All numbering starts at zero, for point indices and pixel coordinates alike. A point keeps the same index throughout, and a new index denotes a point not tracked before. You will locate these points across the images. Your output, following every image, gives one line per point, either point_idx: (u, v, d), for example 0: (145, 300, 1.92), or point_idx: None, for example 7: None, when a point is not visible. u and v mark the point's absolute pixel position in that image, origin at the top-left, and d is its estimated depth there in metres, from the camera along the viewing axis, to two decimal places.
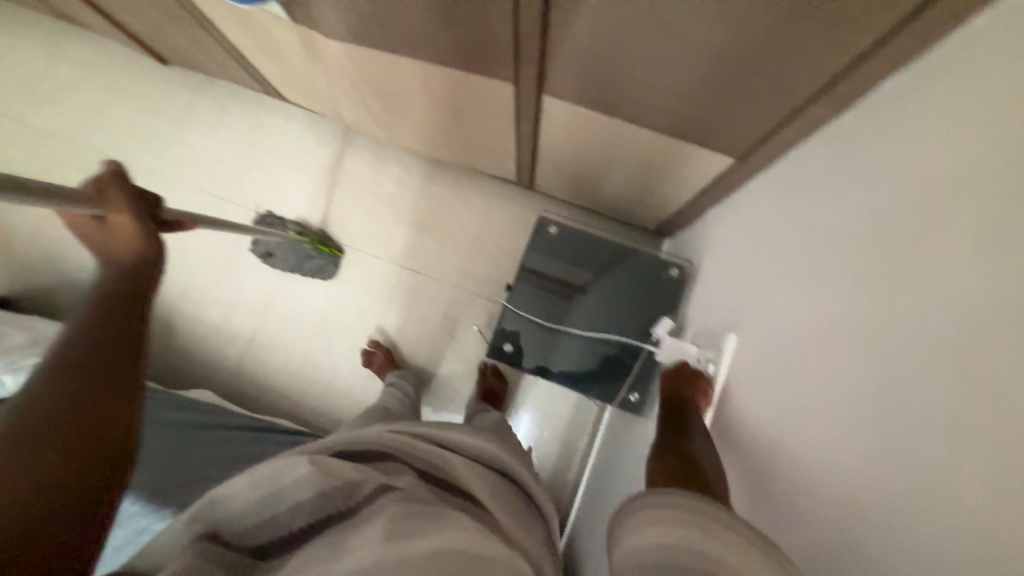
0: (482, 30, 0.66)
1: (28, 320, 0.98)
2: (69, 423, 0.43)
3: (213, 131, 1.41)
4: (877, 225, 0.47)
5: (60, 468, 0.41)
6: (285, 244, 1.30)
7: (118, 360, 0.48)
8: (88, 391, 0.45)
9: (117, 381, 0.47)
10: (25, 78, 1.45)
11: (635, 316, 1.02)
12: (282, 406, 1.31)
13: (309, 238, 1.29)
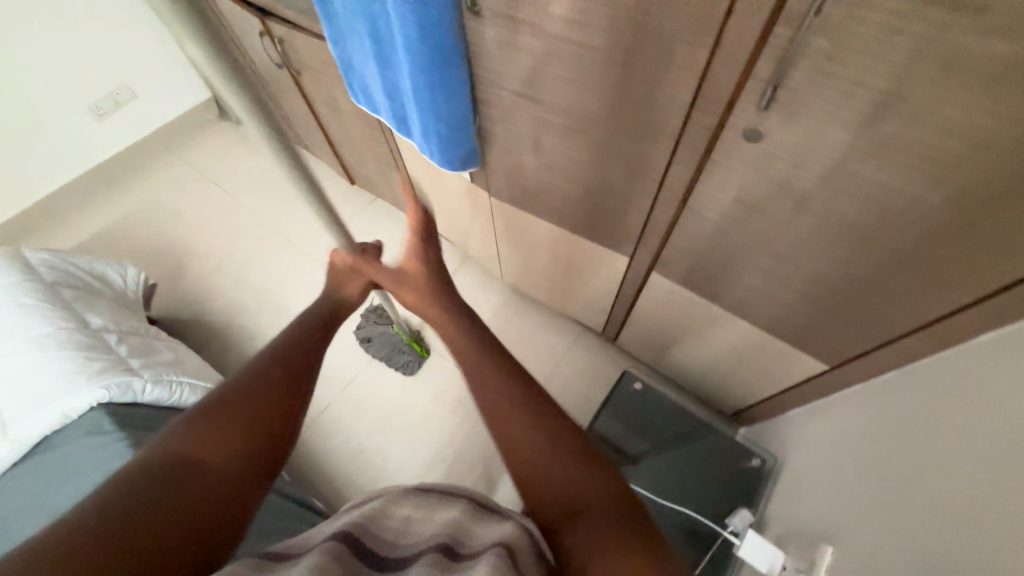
0: (619, 219, 0.85)
1: (175, 345, 1.13)
2: (248, 401, 0.49)
3: (362, 234, 1.75)
4: (986, 466, 0.49)
5: (225, 441, 0.46)
6: (386, 335, 1.45)
7: (301, 360, 0.56)
8: (270, 379, 0.52)
9: (293, 374, 0.54)
10: (252, 172, 1.97)
11: (706, 495, 0.99)
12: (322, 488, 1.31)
13: (408, 334, 1.44)
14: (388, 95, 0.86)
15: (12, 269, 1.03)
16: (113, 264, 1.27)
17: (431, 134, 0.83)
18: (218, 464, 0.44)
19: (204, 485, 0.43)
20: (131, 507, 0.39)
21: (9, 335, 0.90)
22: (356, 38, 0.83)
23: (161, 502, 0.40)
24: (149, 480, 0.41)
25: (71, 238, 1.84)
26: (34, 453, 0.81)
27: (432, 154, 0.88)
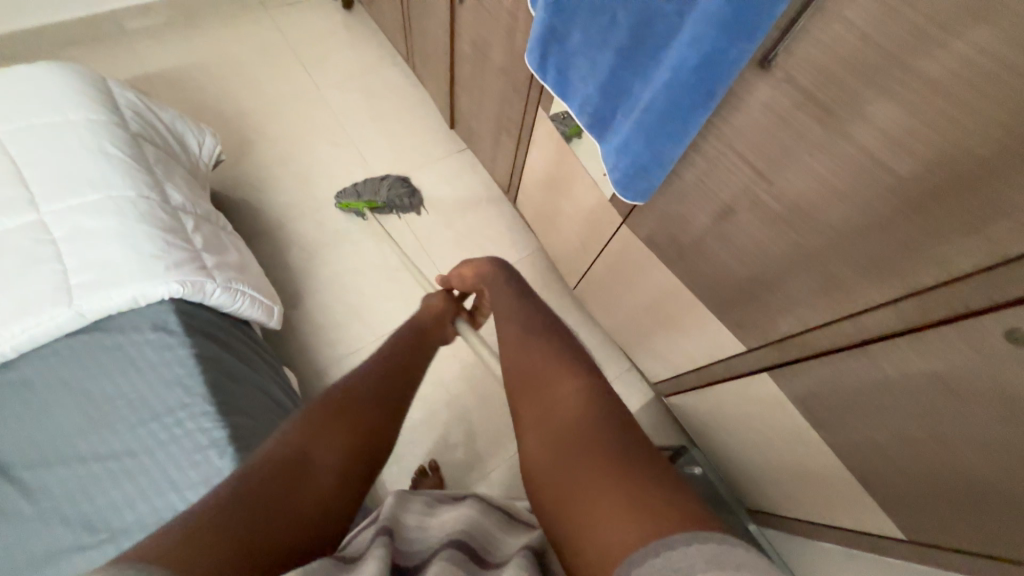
0: (767, 314, 0.79)
1: (240, 243, 1.05)
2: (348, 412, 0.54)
3: (440, 182, 1.64)
4: None
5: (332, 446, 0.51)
6: (377, 187, 1.53)
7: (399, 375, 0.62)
8: (369, 391, 0.58)
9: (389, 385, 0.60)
10: (345, 67, 1.80)
11: None
12: None
13: (364, 204, 1.50)
14: (601, 93, 0.73)
15: (101, 106, 0.92)
16: (193, 128, 1.14)
17: (626, 155, 0.73)
18: (312, 481, 0.48)
19: (309, 498, 0.47)
20: (258, 503, 0.44)
21: (90, 188, 0.80)
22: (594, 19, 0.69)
23: (287, 496, 0.46)
24: (257, 495, 0.45)
25: (134, 65, 1.67)
26: (91, 329, 0.73)
27: (610, 172, 0.78)
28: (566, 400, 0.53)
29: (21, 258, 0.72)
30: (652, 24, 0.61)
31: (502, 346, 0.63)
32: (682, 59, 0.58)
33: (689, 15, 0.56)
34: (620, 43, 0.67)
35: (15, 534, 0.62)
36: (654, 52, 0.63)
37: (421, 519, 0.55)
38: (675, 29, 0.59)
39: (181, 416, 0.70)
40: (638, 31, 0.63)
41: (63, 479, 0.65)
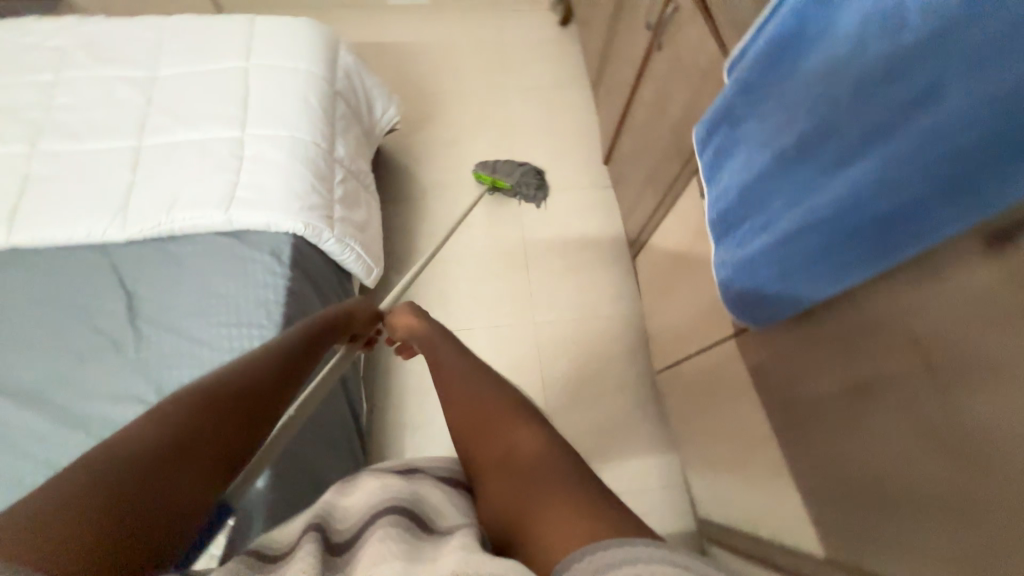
0: (869, 540, 0.59)
1: (372, 204, 1.17)
2: (254, 391, 0.51)
3: (572, 210, 1.61)
4: None
5: (221, 413, 0.47)
6: (510, 171, 1.61)
7: (299, 359, 0.61)
8: (272, 369, 0.56)
9: (286, 367, 0.58)
10: (535, 78, 1.89)
11: None
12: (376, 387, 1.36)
13: (491, 182, 1.58)
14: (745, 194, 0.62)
15: (322, 62, 1.10)
16: (383, 97, 1.30)
17: (754, 272, 0.62)
18: (203, 438, 0.43)
19: (200, 461, 0.42)
20: (145, 458, 0.38)
21: (282, 126, 0.96)
22: (764, 112, 0.58)
23: (182, 448, 0.41)
24: (148, 451, 0.39)
25: (371, 31, 1.96)
26: (230, 235, 0.87)
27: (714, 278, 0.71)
28: (511, 433, 0.55)
29: (215, 163, 0.90)
30: (813, 153, 0.51)
31: (453, 388, 0.65)
32: (838, 209, 0.48)
33: (864, 163, 0.45)
34: (770, 154, 0.57)
35: (110, 367, 0.77)
36: (804, 183, 0.53)
37: (351, 497, 0.48)
38: (838, 170, 0.48)
39: (251, 334, 0.81)
40: (795, 152, 0.54)
41: (159, 341, 0.79)
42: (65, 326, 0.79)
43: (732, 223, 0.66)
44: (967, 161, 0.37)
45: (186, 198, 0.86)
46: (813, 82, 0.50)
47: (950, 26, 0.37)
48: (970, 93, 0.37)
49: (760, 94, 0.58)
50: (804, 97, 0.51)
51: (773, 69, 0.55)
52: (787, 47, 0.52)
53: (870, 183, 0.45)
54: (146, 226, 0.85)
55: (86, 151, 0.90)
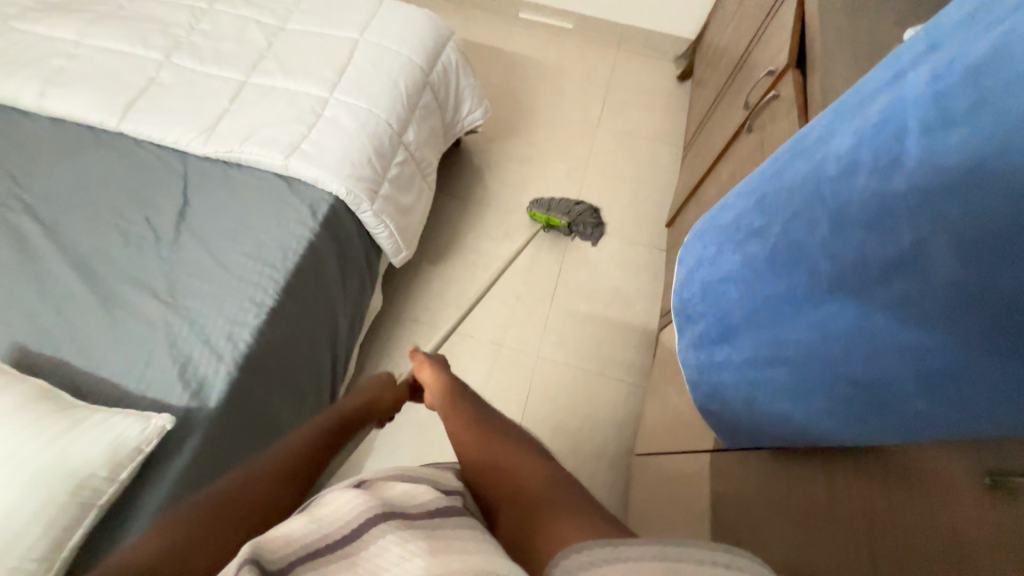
0: None
1: (424, 192, 1.23)
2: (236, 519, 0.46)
3: (616, 261, 1.57)
4: None
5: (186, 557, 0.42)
6: (568, 210, 1.56)
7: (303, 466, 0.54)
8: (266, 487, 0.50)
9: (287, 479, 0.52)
10: (630, 123, 1.87)
11: None
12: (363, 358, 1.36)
13: (547, 220, 1.55)
14: (715, 293, 0.59)
15: (425, 53, 1.17)
16: (473, 99, 1.36)
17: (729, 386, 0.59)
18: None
19: None
20: None
21: (366, 99, 1.04)
22: (744, 214, 0.55)
23: None
24: None
25: (493, 37, 2.04)
26: (283, 178, 0.96)
27: (682, 365, 0.70)
28: (512, 463, 0.53)
29: (297, 113, 0.99)
30: (783, 276, 0.48)
31: (454, 432, 0.61)
32: (809, 347, 0.46)
33: (838, 307, 0.42)
34: (744, 258, 0.54)
35: (142, 255, 0.87)
36: (772, 303, 0.50)
37: (293, 526, 0.41)
38: (810, 304, 0.45)
39: (265, 273, 0.88)
40: (767, 265, 0.51)
41: (189, 249, 0.88)
42: (128, 211, 0.91)
43: (699, 315, 0.63)
44: (941, 347, 0.35)
45: (260, 135, 0.96)
46: (796, 197, 0.47)
47: (936, 191, 0.33)
48: (947, 275, 0.33)
49: (753, 192, 0.55)
50: (783, 212, 0.48)
51: (775, 172, 0.52)
52: (797, 155, 0.49)
53: (843, 332, 0.42)
54: (220, 148, 0.95)
55: (205, 73, 1.03)
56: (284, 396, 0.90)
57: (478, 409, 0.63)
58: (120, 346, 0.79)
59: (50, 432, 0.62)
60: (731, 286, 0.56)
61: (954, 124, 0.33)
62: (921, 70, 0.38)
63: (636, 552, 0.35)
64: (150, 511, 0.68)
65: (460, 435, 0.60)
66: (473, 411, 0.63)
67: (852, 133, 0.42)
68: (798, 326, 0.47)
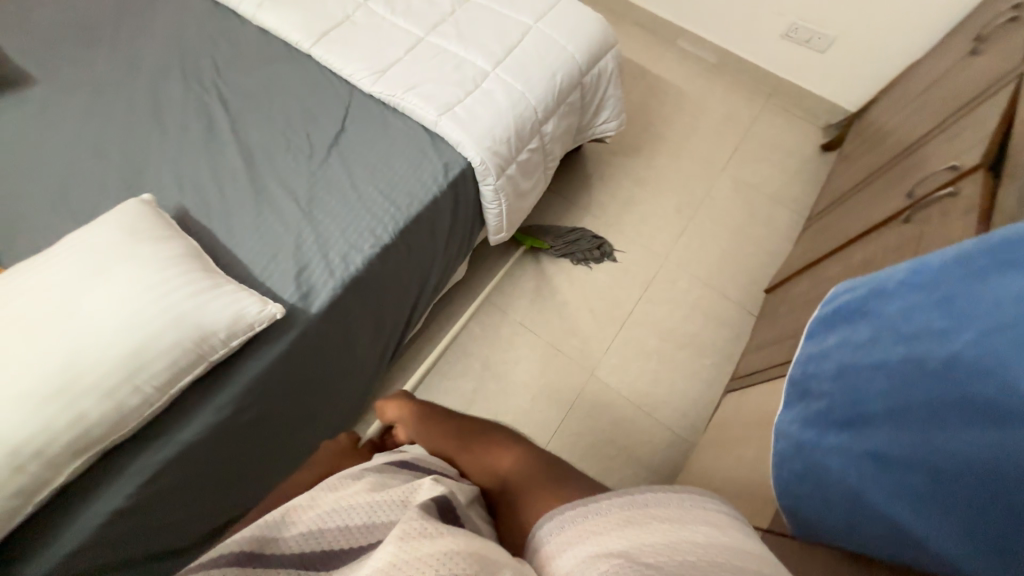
0: None
1: (541, 183, 1.26)
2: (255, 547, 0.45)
3: (700, 308, 1.52)
4: None
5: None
6: (555, 236, 1.55)
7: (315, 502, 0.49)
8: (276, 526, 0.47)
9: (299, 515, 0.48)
10: (756, 177, 1.79)
11: None
12: (434, 315, 1.42)
13: (529, 241, 1.53)
14: (859, 379, 0.58)
15: (587, 54, 1.19)
16: (613, 110, 1.37)
17: (831, 471, 0.58)
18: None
19: None
20: None
21: (522, 82, 1.08)
22: (925, 310, 0.53)
23: None
24: None
25: (643, 57, 2.03)
26: (429, 133, 1.02)
27: (778, 436, 0.68)
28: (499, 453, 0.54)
29: (459, 78, 1.05)
30: (953, 383, 0.46)
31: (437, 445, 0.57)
32: (957, 463, 0.44)
33: (1017, 435, 0.40)
34: (909, 352, 0.52)
35: (298, 163, 0.97)
36: (926, 408, 0.48)
37: (294, 512, 0.41)
38: (978, 421, 0.43)
39: (392, 213, 0.94)
40: (936, 368, 0.49)
41: (336, 170, 0.97)
42: (296, 123, 1.02)
43: (828, 394, 0.62)
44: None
45: (422, 88, 1.03)
46: (999, 311, 0.45)
47: None
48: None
49: (941, 290, 0.53)
50: (983, 320, 0.46)
51: (974, 276, 0.50)
52: (1010, 265, 0.47)
53: (1014, 462, 0.39)
54: (385, 91, 1.03)
55: (391, 22, 1.13)
56: (365, 327, 0.97)
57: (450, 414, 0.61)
58: (259, 234, 0.88)
59: (194, 287, 0.71)
60: (880, 377, 0.55)
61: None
62: None
63: (602, 510, 0.42)
64: (236, 387, 0.76)
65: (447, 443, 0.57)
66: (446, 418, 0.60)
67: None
68: (951, 439, 0.45)
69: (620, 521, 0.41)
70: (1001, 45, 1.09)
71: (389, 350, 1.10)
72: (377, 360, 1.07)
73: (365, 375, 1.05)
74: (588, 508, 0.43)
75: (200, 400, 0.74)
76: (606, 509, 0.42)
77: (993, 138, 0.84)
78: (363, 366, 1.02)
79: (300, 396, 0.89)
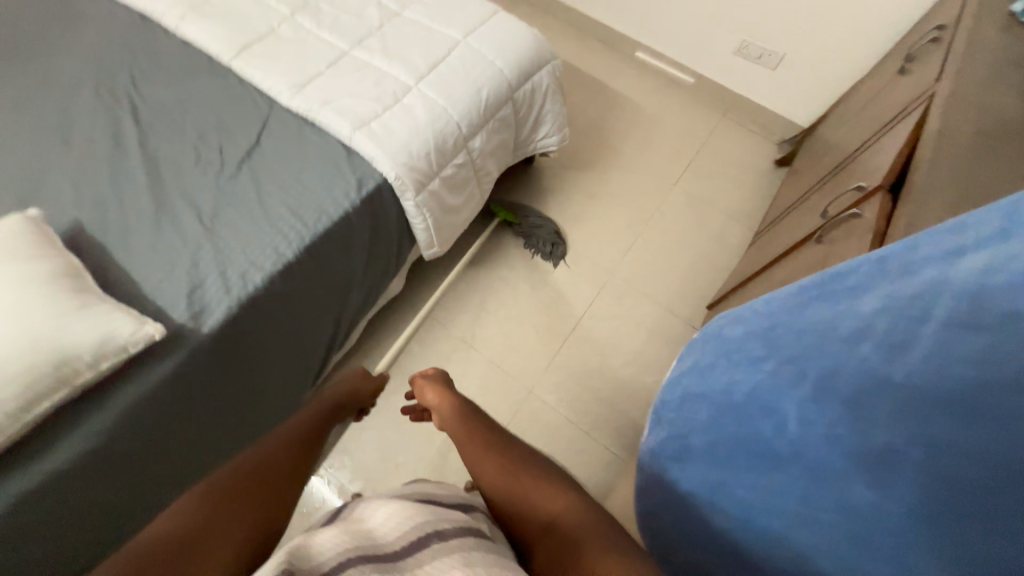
0: None
1: (475, 198, 1.24)
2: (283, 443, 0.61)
3: (645, 324, 1.50)
4: None
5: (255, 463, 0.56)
6: (529, 215, 1.61)
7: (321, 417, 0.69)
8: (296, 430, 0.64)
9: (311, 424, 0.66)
10: (708, 192, 1.78)
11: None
12: (371, 330, 1.39)
13: (504, 213, 1.58)
14: (700, 407, 0.57)
15: (519, 70, 1.19)
16: (553, 125, 1.36)
17: (680, 508, 0.56)
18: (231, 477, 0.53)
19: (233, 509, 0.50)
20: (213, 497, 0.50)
21: (446, 98, 1.07)
22: (749, 342, 0.52)
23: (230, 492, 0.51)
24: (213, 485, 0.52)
25: (600, 71, 2.04)
26: (345, 148, 1.01)
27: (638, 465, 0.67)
28: (539, 484, 0.56)
29: (380, 93, 1.04)
30: (753, 414, 0.47)
31: (484, 460, 0.61)
32: (763, 498, 0.44)
33: (781, 478, 0.43)
34: (732, 382, 0.52)
35: (205, 178, 0.95)
36: (739, 439, 0.48)
37: (333, 536, 0.43)
38: (775, 454, 0.44)
39: (297, 229, 0.92)
40: (742, 402, 0.49)
41: (245, 185, 0.95)
42: (210, 136, 1.00)
43: (670, 424, 0.62)
44: (919, 559, 0.32)
45: (339, 103, 1.02)
46: (800, 338, 0.45)
47: (944, 393, 0.32)
48: (931, 488, 0.32)
49: (770, 317, 0.51)
50: (783, 352, 0.46)
51: (794, 305, 0.49)
52: (822, 291, 0.46)
53: (783, 498, 0.42)
54: (302, 105, 1.02)
55: (317, 35, 1.12)
56: (273, 347, 0.94)
57: (504, 435, 0.65)
58: (154, 250, 0.86)
59: (61, 307, 0.68)
60: (705, 408, 0.55)
61: (980, 333, 0.31)
62: (958, 251, 0.36)
63: None
64: (109, 413, 0.73)
65: (491, 458, 0.61)
66: (500, 438, 0.64)
67: (879, 297, 0.39)
68: (756, 475, 0.46)
69: None
70: (924, 66, 1.10)
71: (310, 371, 1.07)
72: (291, 383, 1.03)
73: (278, 399, 1.01)
74: None
75: (71, 424, 0.72)
76: None
77: (898, 159, 0.83)
78: (274, 393, 0.99)
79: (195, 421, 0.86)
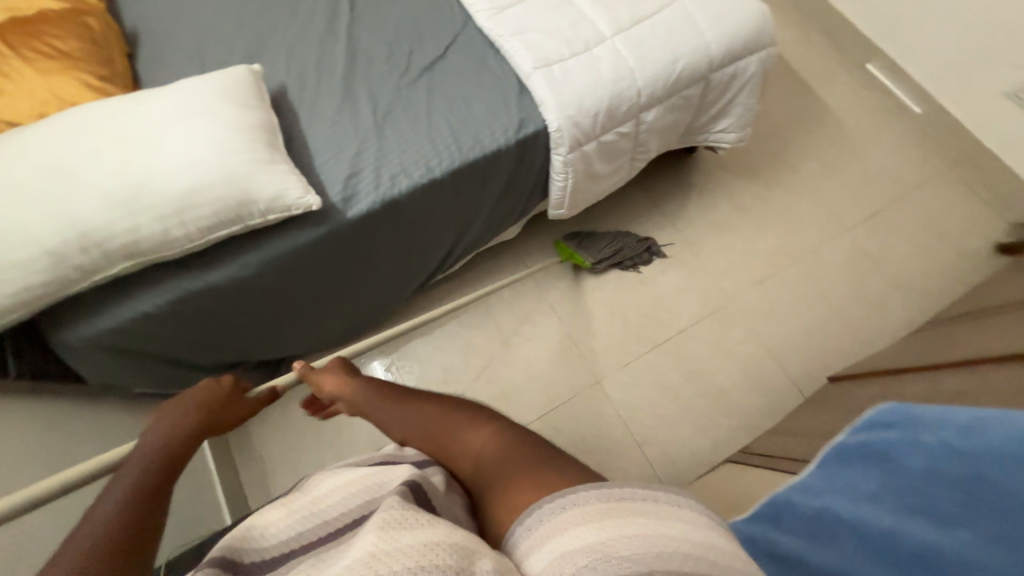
0: None
1: (622, 173, 1.16)
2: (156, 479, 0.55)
3: (745, 365, 1.36)
4: None
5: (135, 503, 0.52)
6: (601, 249, 1.40)
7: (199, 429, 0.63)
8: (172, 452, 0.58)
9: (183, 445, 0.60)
10: (888, 252, 1.48)
11: None
12: (474, 263, 1.44)
13: (570, 257, 1.40)
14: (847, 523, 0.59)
15: (727, 50, 1.04)
16: (736, 120, 1.20)
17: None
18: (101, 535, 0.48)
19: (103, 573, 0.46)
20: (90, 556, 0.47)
21: (637, 59, 0.98)
22: (933, 487, 0.56)
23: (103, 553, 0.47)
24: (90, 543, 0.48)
25: (813, 72, 1.73)
26: (520, 84, 0.99)
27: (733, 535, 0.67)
28: (456, 441, 0.59)
29: (572, 37, 0.99)
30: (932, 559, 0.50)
31: (402, 424, 0.63)
32: None
33: None
34: (909, 518, 0.55)
35: (390, 76, 1.00)
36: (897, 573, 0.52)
37: (278, 521, 0.50)
38: None
39: (452, 150, 0.95)
40: (918, 546, 0.52)
41: (420, 93, 0.98)
42: (404, 37, 1.04)
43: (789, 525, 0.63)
44: None
45: (530, 36, 0.99)
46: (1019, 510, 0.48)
47: None
48: None
49: (963, 466, 0.55)
50: (990, 512, 0.50)
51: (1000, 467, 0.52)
52: None
53: None
54: (494, 29, 1.01)
55: None
56: (393, 249, 1.01)
57: (402, 388, 0.67)
58: (331, 130, 0.95)
59: (253, 156, 0.79)
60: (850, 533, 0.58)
61: None
62: None
63: (583, 497, 0.45)
64: (264, 255, 0.86)
65: (409, 415, 0.63)
66: (400, 394, 0.66)
67: None
68: None
69: (598, 512, 0.43)
70: None
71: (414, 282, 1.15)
72: (395, 283, 1.12)
73: (382, 293, 1.12)
74: (568, 498, 0.45)
75: (231, 254, 0.85)
76: (586, 501, 0.44)
77: None
78: (379, 287, 1.09)
79: (317, 285, 0.98)
